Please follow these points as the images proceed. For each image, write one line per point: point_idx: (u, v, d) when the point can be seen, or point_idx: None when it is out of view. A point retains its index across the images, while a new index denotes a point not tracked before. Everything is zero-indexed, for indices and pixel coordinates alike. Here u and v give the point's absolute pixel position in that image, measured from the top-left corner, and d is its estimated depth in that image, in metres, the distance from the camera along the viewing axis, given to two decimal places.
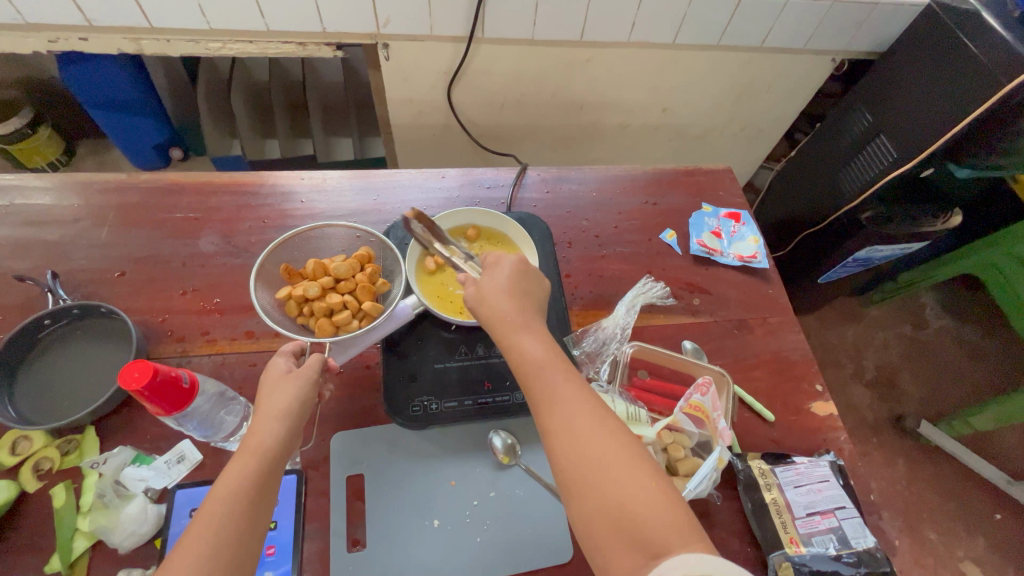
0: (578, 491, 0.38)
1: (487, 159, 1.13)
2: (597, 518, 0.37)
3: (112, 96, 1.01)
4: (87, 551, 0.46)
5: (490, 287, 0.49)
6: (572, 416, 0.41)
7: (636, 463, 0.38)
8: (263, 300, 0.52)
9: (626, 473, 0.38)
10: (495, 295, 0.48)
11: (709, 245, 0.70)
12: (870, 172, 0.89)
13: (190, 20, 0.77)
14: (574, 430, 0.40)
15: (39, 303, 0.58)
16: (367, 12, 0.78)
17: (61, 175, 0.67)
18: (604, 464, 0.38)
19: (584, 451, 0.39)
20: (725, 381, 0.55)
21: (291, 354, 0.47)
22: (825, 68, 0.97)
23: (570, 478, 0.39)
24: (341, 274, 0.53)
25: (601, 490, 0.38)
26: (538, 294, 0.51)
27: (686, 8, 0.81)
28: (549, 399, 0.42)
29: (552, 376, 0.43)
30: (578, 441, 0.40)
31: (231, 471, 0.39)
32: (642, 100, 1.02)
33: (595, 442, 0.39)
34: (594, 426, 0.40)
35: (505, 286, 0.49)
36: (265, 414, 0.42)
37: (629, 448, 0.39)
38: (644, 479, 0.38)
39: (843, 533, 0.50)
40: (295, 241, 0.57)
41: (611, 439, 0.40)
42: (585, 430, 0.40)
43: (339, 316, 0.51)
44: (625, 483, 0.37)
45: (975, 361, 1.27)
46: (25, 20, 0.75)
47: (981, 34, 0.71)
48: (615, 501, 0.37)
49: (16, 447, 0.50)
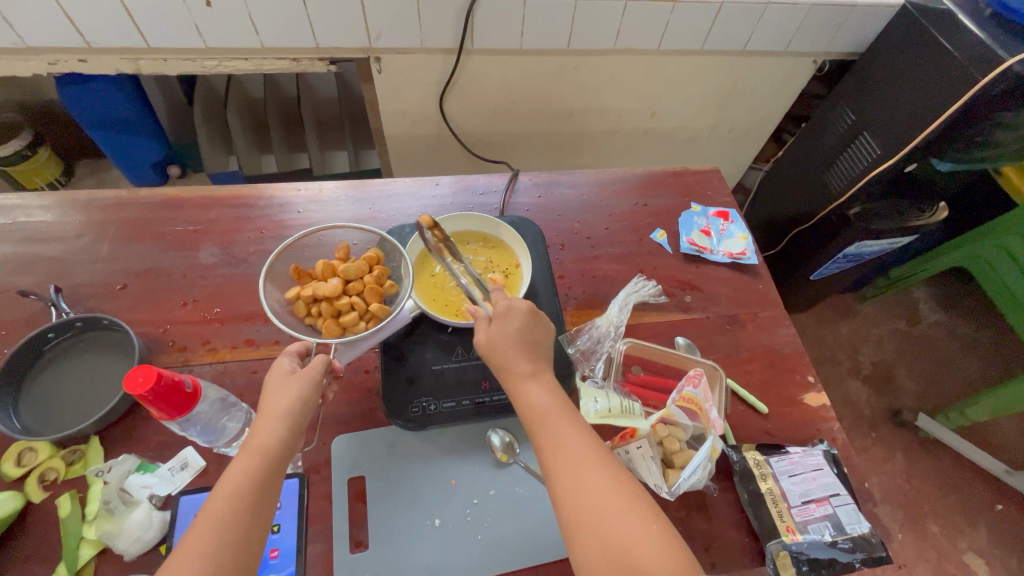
0: (582, 536, 0.40)
1: (480, 167, 1.15)
2: (603, 565, 0.38)
3: (111, 117, 1.03)
4: (93, 559, 0.47)
5: (501, 338, 0.49)
6: (577, 462, 0.42)
7: (642, 510, 0.40)
8: (272, 301, 0.53)
9: (633, 517, 0.40)
10: (507, 341, 0.49)
11: (699, 243, 0.71)
12: (855, 168, 0.90)
13: (185, 38, 0.79)
14: (579, 475, 0.42)
15: (42, 317, 0.60)
16: (359, 27, 0.80)
17: (62, 193, 0.69)
18: (609, 509, 0.40)
19: (589, 496, 0.41)
20: (718, 373, 0.57)
21: (296, 354, 0.48)
22: (809, 69, 0.99)
23: (573, 524, 0.40)
24: (351, 275, 0.54)
25: (606, 534, 0.39)
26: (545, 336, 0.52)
27: (670, 15, 0.83)
28: (554, 442, 0.44)
29: (557, 424, 0.45)
30: (582, 484, 0.41)
31: (233, 469, 0.40)
32: (629, 105, 1.04)
33: (598, 487, 0.41)
34: (597, 471, 0.42)
35: (516, 330, 0.49)
36: (266, 415, 0.43)
37: (635, 495, 0.41)
38: (652, 525, 0.39)
39: (838, 520, 0.51)
40: (304, 243, 0.58)
41: (615, 486, 0.41)
42: (592, 473, 0.42)
43: (346, 317, 0.52)
44: (629, 530, 0.39)
45: (969, 353, 1.29)
46: (25, 43, 0.77)
47: (957, 33, 0.73)
48: (622, 546, 0.38)
49: (22, 459, 0.50)
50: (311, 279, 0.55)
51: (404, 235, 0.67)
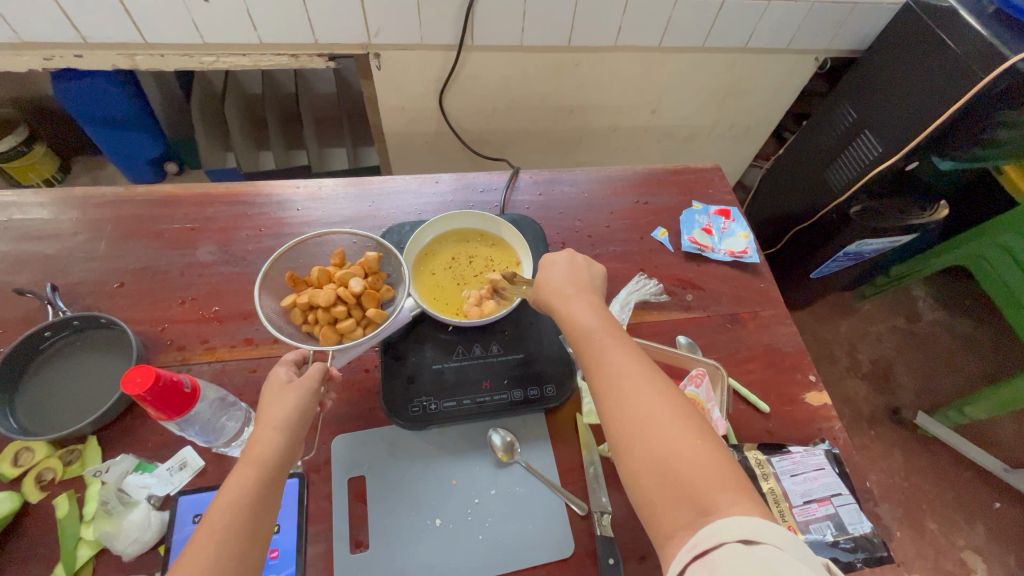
0: (627, 449, 0.39)
1: (480, 164, 1.15)
2: (647, 476, 0.38)
3: (107, 113, 1.02)
4: (91, 560, 0.46)
5: (545, 274, 0.51)
6: (619, 376, 0.42)
7: (690, 426, 0.39)
8: (266, 308, 0.52)
9: (680, 431, 0.38)
10: (550, 274, 0.51)
11: (700, 242, 0.71)
12: (857, 167, 0.90)
13: (183, 34, 0.78)
14: (623, 390, 0.41)
15: (38, 316, 0.59)
16: (358, 23, 0.79)
17: (58, 190, 0.68)
18: (653, 424, 0.39)
19: (634, 410, 0.40)
20: (720, 373, 0.56)
21: (292, 364, 0.47)
22: (810, 66, 0.98)
23: (619, 437, 0.40)
24: (347, 281, 0.53)
25: (650, 448, 0.38)
26: (596, 274, 0.53)
27: (671, 12, 0.83)
28: (597, 359, 0.43)
29: (600, 342, 0.44)
30: (626, 400, 0.40)
31: (232, 481, 0.40)
32: (630, 102, 1.03)
33: (643, 400, 0.40)
34: (642, 383, 0.41)
35: (558, 266, 0.52)
36: (265, 425, 0.42)
37: (683, 410, 0.40)
38: (699, 441, 0.38)
39: (840, 520, 0.50)
40: (301, 248, 0.58)
41: (662, 398, 0.40)
42: (635, 390, 0.41)
43: (344, 324, 0.51)
44: (677, 440, 0.38)
45: (968, 351, 1.29)
46: (20, 38, 0.76)
47: (959, 31, 0.72)
48: (666, 460, 0.37)
49: (19, 459, 0.50)
50: (308, 286, 0.55)
51: (404, 233, 0.66)
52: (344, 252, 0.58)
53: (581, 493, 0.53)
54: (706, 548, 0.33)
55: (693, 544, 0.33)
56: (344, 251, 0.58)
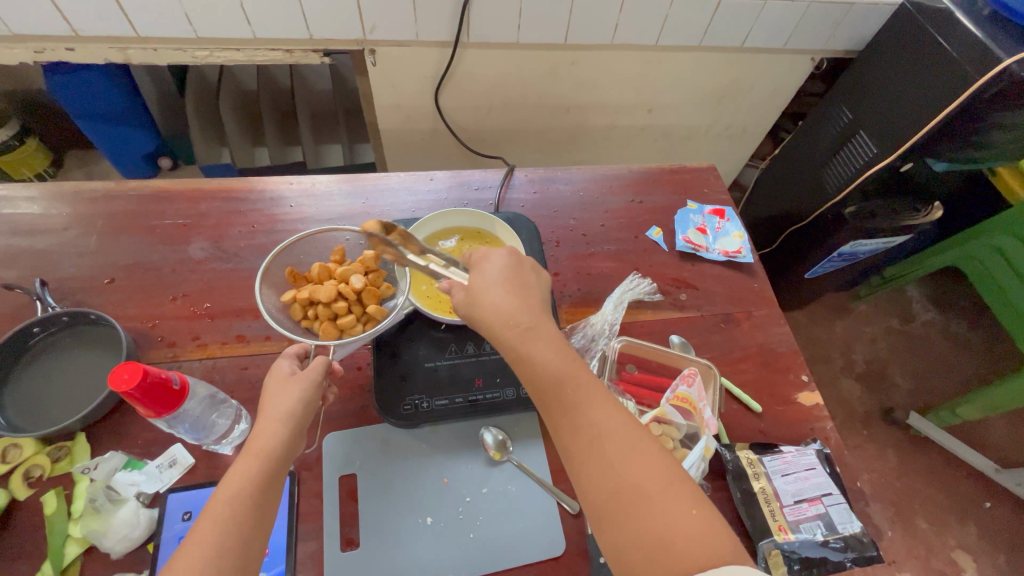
0: (613, 523, 0.38)
1: (475, 162, 1.14)
2: (637, 552, 0.37)
3: (99, 108, 1.01)
4: (79, 557, 0.46)
5: (486, 292, 0.48)
6: (603, 439, 0.41)
7: (681, 493, 0.38)
8: (267, 302, 0.52)
9: (670, 500, 0.38)
10: (490, 297, 0.47)
11: (695, 241, 0.71)
12: (851, 167, 0.91)
13: (177, 28, 0.77)
14: (607, 457, 0.40)
15: (27, 311, 0.59)
16: (354, 18, 0.79)
17: (49, 185, 0.67)
18: (644, 495, 0.38)
19: (621, 478, 0.39)
20: (712, 373, 0.57)
21: (295, 357, 0.48)
22: (807, 66, 0.98)
23: (605, 507, 0.39)
24: (348, 277, 0.53)
25: (640, 522, 0.38)
26: (538, 286, 0.51)
27: (668, 10, 0.82)
28: (575, 420, 0.42)
29: (575, 396, 0.43)
30: (612, 472, 0.39)
31: (235, 471, 0.39)
32: (628, 101, 1.03)
33: (630, 469, 0.39)
34: (628, 450, 0.40)
35: (500, 283, 0.48)
36: (268, 417, 0.42)
37: (674, 475, 0.39)
38: (691, 510, 0.37)
39: (830, 519, 0.50)
40: (299, 245, 0.57)
41: (650, 465, 0.40)
42: (620, 457, 0.40)
43: (344, 319, 0.51)
44: (668, 514, 0.37)
45: (960, 352, 1.29)
46: (11, 31, 0.75)
47: (955, 32, 0.72)
48: (657, 534, 0.37)
49: (6, 455, 0.50)
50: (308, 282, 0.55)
51: (398, 230, 0.66)
52: (345, 250, 0.57)
53: (573, 491, 0.53)
54: None
55: None
56: (344, 248, 0.58)
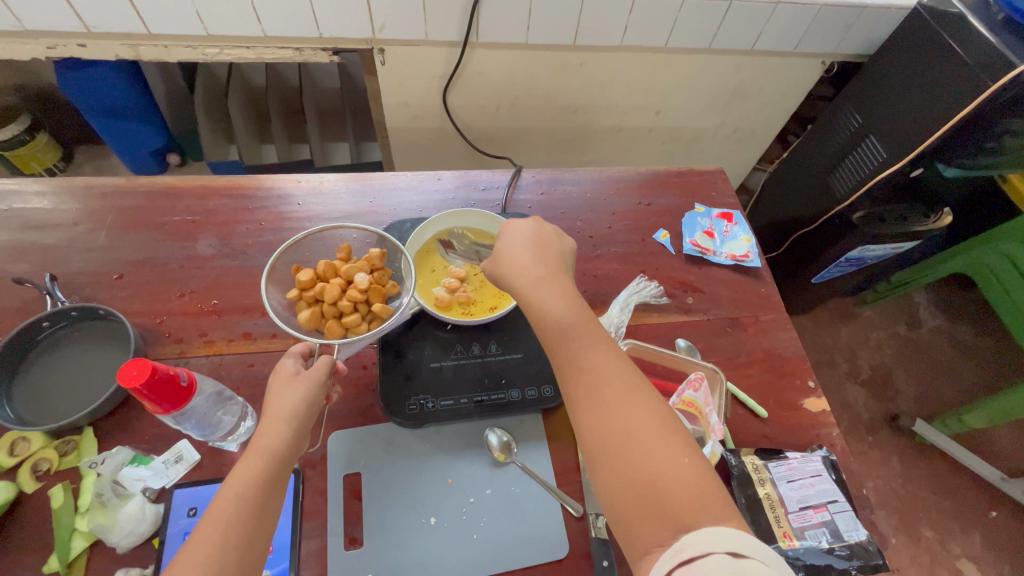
0: (607, 465, 0.39)
1: (482, 163, 1.14)
2: (625, 493, 0.38)
3: (109, 104, 1.01)
4: (85, 551, 0.46)
5: (507, 252, 0.50)
6: (600, 382, 0.41)
7: (673, 441, 0.39)
8: (273, 301, 0.52)
9: (661, 449, 0.38)
10: (516, 255, 0.49)
11: (702, 245, 0.71)
12: (863, 171, 0.89)
13: (187, 26, 0.78)
14: (604, 400, 0.40)
15: (37, 306, 0.59)
16: (363, 17, 0.79)
17: (58, 180, 0.68)
18: (638, 439, 0.39)
19: (618, 423, 0.39)
20: (718, 377, 0.56)
21: (299, 355, 0.48)
22: (817, 70, 0.98)
23: (599, 450, 0.40)
24: (353, 275, 0.53)
25: (632, 463, 0.38)
26: (562, 249, 0.52)
27: (677, 13, 0.82)
28: (576, 364, 0.43)
29: (580, 341, 0.43)
30: (608, 412, 0.40)
31: (238, 472, 0.39)
32: (636, 103, 1.03)
33: (626, 413, 0.40)
34: (624, 394, 0.40)
35: (520, 244, 0.51)
36: (273, 416, 0.42)
37: (668, 424, 0.40)
38: (679, 458, 0.38)
39: (836, 527, 0.50)
40: (307, 242, 0.57)
41: (645, 411, 0.40)
42: (607, 390, 0.41)
43: (349, 318, 0.51)
44: (659, 458, 0.38)
45: (967, 359, 1.28)
46: (23, 27, 0.76)
47: (970, 38, 0.71)
48: (646, 477, 0.37)
49: (15, 448, 0.50)
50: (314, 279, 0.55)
51: (406, 230, 0.66)
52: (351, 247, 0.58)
53: (577, 494, 0.53)
54: (693, 556, 0.33)
55: (679, 550, 0.34)
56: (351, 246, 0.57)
